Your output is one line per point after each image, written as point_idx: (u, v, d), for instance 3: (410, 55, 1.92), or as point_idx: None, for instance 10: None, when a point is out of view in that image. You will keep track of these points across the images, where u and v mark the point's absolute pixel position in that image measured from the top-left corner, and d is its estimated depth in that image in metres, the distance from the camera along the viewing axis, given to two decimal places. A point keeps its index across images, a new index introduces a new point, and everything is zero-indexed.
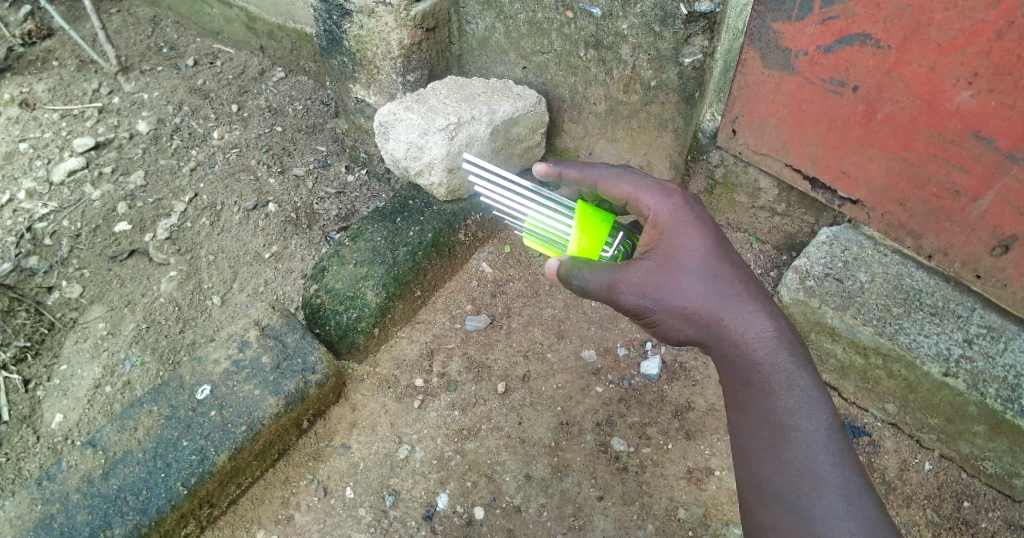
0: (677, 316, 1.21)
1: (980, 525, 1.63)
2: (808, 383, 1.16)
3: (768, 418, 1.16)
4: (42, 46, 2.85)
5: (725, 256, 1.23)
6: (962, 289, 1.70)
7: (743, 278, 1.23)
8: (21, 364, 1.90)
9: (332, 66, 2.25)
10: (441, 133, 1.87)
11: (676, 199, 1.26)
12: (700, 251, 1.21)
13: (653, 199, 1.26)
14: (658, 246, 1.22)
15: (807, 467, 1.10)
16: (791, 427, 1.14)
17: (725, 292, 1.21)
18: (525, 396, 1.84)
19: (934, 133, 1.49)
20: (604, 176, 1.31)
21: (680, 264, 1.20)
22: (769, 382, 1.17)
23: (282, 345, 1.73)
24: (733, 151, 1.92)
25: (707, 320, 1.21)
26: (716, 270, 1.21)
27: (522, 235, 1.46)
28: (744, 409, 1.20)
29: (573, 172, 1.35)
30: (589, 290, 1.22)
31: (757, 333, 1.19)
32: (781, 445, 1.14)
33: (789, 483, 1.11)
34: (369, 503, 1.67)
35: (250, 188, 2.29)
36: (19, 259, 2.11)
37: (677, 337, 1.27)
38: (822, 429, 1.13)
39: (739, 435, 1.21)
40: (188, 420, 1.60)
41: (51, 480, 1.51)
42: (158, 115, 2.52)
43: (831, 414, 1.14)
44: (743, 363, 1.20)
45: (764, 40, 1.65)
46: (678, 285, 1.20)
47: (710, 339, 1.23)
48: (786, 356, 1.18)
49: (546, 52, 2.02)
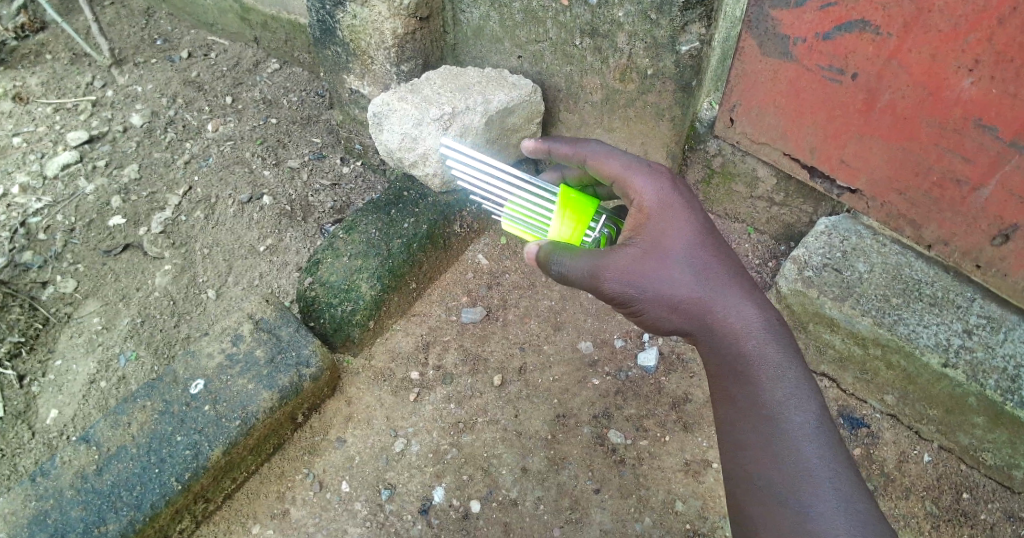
0: (664, 305, 1.20)
1: (979, 517, 1.61)
2: (797, 375, 1.16)
3: (759, 410, 1.15)
4: (35, 39, 2.83)
5: (712, 245, 1.22)
6: (962, 279, 1.68)
7: (729, 268, 1.22)
8: (15, 359, 1.89)
9: (326, 56, 2.23)
10: (436, 123, 1.84)
11: (664, 183, 1.23)
12: (688, 238, 1.20)
13: (641, 180, 1.22)
14: (645, 232, 1.20)
15: (800, 462, 1.08)
16: (783, 420, 1.12)
17: (713, 281, 1.20)
18: (521, 388, 1.83)
19: (934, 122, 1.47)
20: (596, 153, 1.28)
21: (667, 251, 1.18)
22: (758, 373, 1.17)
23: (276, 338, 1.72)
24: (730, 140, 1.90)
25: (694, 309, 1.20)
26: (704, 259, 1.20)
27: (502, 221, 1.48)
28: (734, 402, 1.19)
29: (564, 148, 1.34)
30: (571, 277, 1.19)
31: (745, 323, 1.19)
32: (773, 438, 1.11)
33: (782, 478, 1.08)
34: (364, 497, 1.66)
35: (245, 181, 2.27)
36: (12, 254, 2.09)
37: (664, 327, 1.24)
38: (813, 420, 1.12)
39: (727, 428, 1.19)
40: (182, 415, 1.59)
41: (45, 476, 1.50)
42: (152, 108, 2.50)
43: (820, 407, 1.13)
44: (731, 353, 1.19)
45: (762, 27, 1.62)
46: (666, 273, 1.18)
47: (697, 328, 1.22)
48: (774, 346, 1.18)
49: (542, 41, 1.99)
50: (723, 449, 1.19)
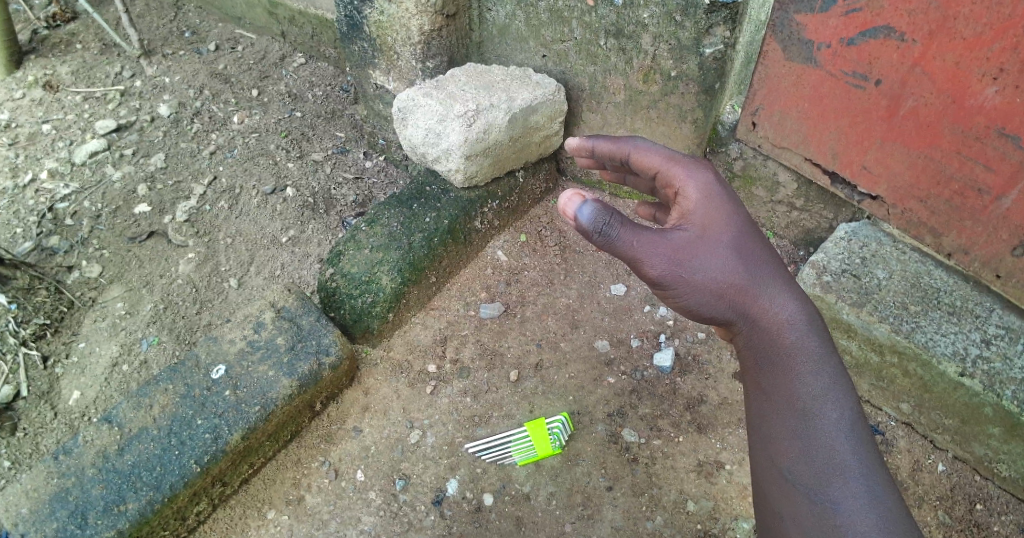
0: (707, 292, 1.19)
1: (993, 529, 1.61)
2: (833, 369, 1.16)
3: (794, 403, 1.15)
4: (66, 29, 2.90)
5: (754, 236, 1.23)
6: (981, 289, 1.67)
7: (770, 260, 1.24)
8: (40, 340, 1.93)
9: (352, 51, 2.27)
10: (459, 119, 1.86)
11: (709, 174, 1.25)
12: (734, 227, 1.21)
13: (685, 170, 1.25)
14: (693, 219, 1.20)
15: (832, 456, 1.08)
16: (816, 415, 1.12)
17: (757, 272, 1.21)
18: (538, 384, 1.85)
19: (957, 128, 1.47)
20: (637, 147, 1.32)
21: (715, 238, 1.19)
22: (796, 366, 1.17)
23: (297, 327, 1.76)
24: (752, 144, 1.91)
25: (737, 299, 1.20)
26: (748, 248, 1.21)
27: None
28: (767, 393, 1.19)
29: (605, 145, 1.37)
30: (617, 246, 1.14)
31: (787, 315, 1.20)
32: (805, 432, 1.12)
33: (812, 471, 1.08)
34: (378, 487, 1.68)
35: (269, 172, 2.31)
36: (40, 238, 2.14)
37: (705, 316, 1.24)
38: (847, 417, 1.12)
39: (759, 420, 1.20)
40: (203, 399, 1.62)
41: (68, 454, 1.53)
42: (180, 99, 2.54)
43: (854, 400, 1.14)
44: (771, 345, 1.20)
45: (786, 31, 1.65)
46: (712, 259, 1.18)
47: (738, 317, 1.22)
48: (814, 342, 1.19)
49: (567, 41, 2.01)
50: (754, 441, 1.19)
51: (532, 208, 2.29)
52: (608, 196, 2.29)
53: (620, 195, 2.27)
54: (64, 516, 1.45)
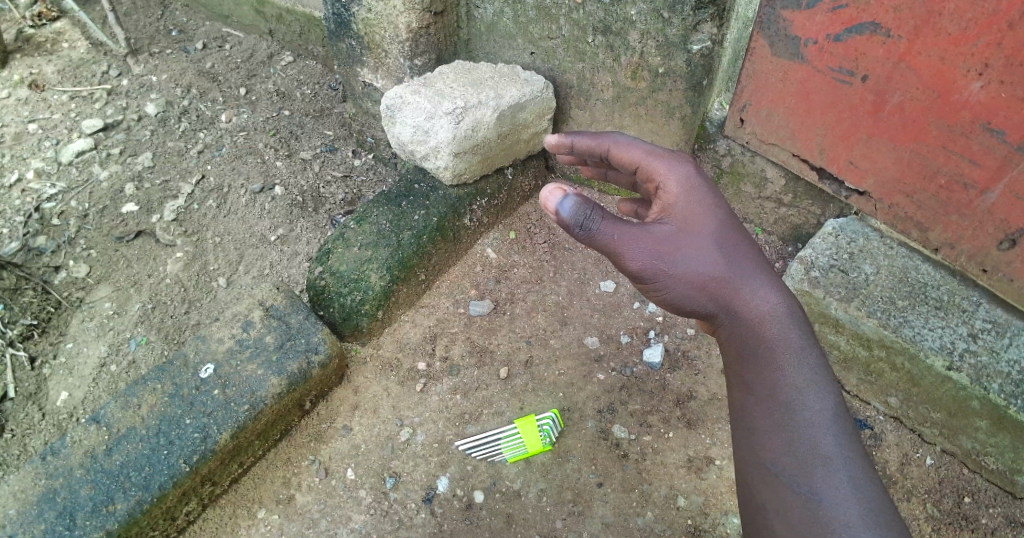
0: (689, 285, 1.20)
1: (980, 521, 1.62)
2: (815, 361, 1.17)
3: (776, 395, 1.15)
4: (52, 27, 2.87)
5: (736, 229, 1.24)
6: (968, 283, 1.68)
7: (753, 253, 1.24)
8: (27, 341, 1.91)
9: (340, 49, 2.27)
10: (448, 116, 1.86)
11: (690, 168, 1.25)
12: (716, 220, 1.22)
13: (666, 164, 1.25)
14: (674, 212, 1.21)
15: (816, 448, 1.08)
16: (799, 407, 1.13)
17: (739, 266, 1.21)
18: (528, 381, 1.85)
19: (942, 123, 1.48)
20: (617, 142, 1.33)
21: (697, 231, 1.20)
22: (778, 357, 1.18)
23: (286, 325, 1.75)
24: (740, 141, 1.92)
25: (720, 292, 1.21)
26: (729, 242, 1.22)
27: None
28: (750, 386, 1.20)
29: (586, 141, 1.37)
30: (598, 240, 1.15)
31: (770, 308, 1.21)
32: (789, 424, 1.12)
33: (797, 463, 1.08)
34: (369, 485, 1.67)
35: (257, 171, 2.31)
36: (26, 238, 2.12)
37: (688, 308, 1.25)
38: (830, 409, 1.12)
39: (742, 413, 1.20)
40: (191, 398, 1.61)
41: (55, 455, 1.52)
42: (167, 97, 2.52)
43: (837, 392, 1.14)
44: (754, 339, 1.20)
45: (773, 28, 1.65)
46: (694, 252, 1.19)
47: (720, 310, 1.23)
48: (797, 334, 1.19)
49: (554, 38, 2.01)
50: (736, 433, 1.20)
51: (522, 205, 2.29)
52: (597, 193, 2.29)
53: (608, 192, 2.26)
54: (52, 517, 1.44)
